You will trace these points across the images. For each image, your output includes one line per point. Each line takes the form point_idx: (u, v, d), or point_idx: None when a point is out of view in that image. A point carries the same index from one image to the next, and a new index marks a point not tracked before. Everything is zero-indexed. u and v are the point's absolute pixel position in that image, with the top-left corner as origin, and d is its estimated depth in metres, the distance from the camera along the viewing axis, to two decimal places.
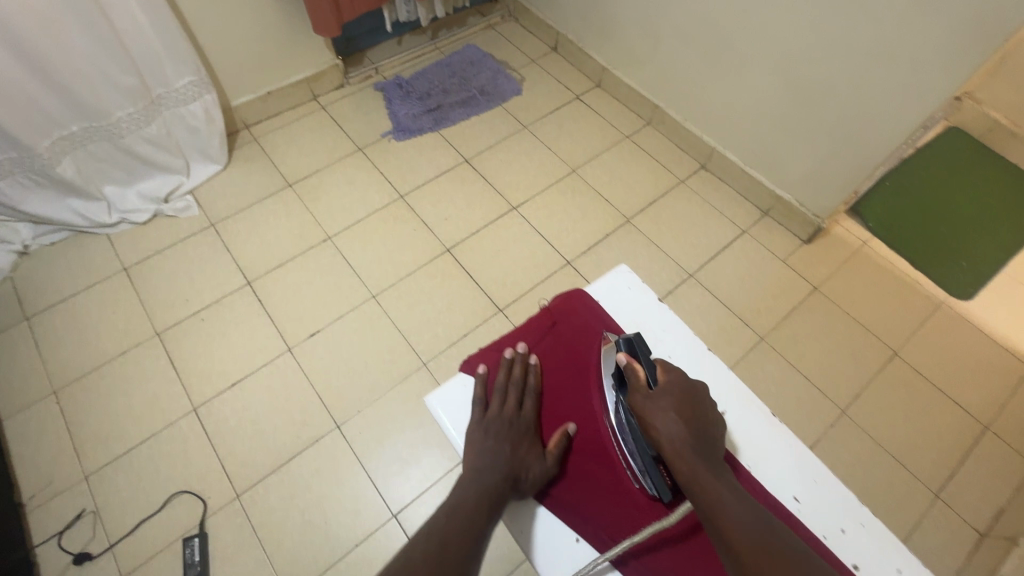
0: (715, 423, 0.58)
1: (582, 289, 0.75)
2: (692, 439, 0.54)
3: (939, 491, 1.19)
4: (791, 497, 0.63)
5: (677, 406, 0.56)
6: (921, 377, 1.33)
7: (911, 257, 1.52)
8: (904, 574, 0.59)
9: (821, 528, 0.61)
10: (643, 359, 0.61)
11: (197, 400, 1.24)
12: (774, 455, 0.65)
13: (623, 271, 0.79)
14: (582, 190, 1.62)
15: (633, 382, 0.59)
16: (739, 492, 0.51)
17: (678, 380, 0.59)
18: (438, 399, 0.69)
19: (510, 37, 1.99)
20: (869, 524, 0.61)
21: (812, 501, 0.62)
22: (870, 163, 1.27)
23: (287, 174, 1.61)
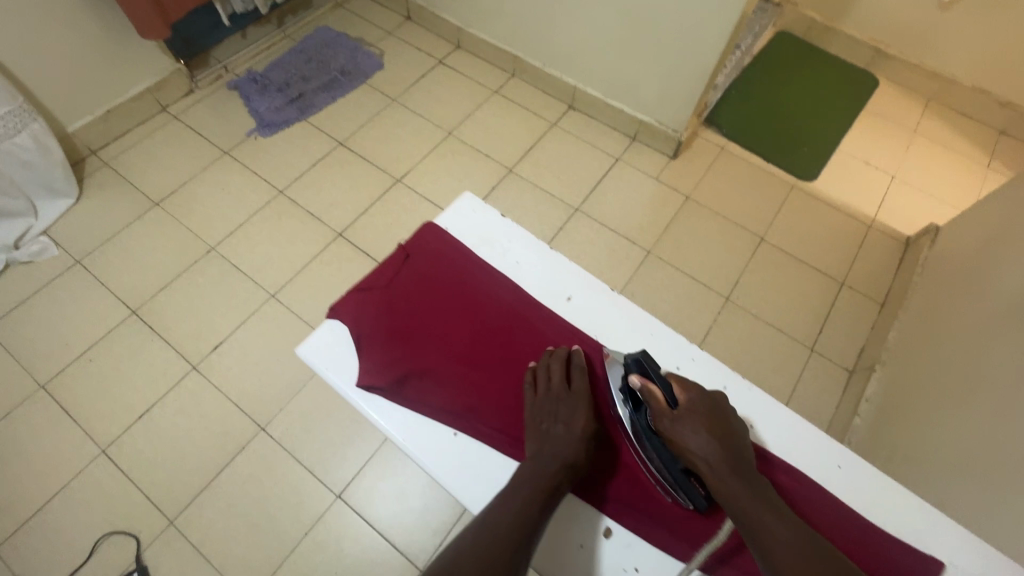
0: (738, 432, 0.62)
1: (429, 222, 0.71)
2: (724, 455, 0.58)
3: (813, 345, 1.37)
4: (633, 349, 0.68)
5: (706, 426, 0.60)
6: (785, 254, 1.50)
7: (764, 152, 1.68)
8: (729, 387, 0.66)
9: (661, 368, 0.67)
10: (658, 378, 0.62)
11: (104, 441, 1.19)
12: (616, 322, 0.69)
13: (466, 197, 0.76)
14: (461, 150, 1.65)
15: (656, 407, 0.61)
16: (778, 509, 0.55)
17: (699, 398, 0.62)
18: (310, 350, 0.62)
19: (361, 12, 1.94)
20: (699, 357, 0.69)
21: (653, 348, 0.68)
22: (705, 71, 1.39)
23: (153, 192, 1.52)
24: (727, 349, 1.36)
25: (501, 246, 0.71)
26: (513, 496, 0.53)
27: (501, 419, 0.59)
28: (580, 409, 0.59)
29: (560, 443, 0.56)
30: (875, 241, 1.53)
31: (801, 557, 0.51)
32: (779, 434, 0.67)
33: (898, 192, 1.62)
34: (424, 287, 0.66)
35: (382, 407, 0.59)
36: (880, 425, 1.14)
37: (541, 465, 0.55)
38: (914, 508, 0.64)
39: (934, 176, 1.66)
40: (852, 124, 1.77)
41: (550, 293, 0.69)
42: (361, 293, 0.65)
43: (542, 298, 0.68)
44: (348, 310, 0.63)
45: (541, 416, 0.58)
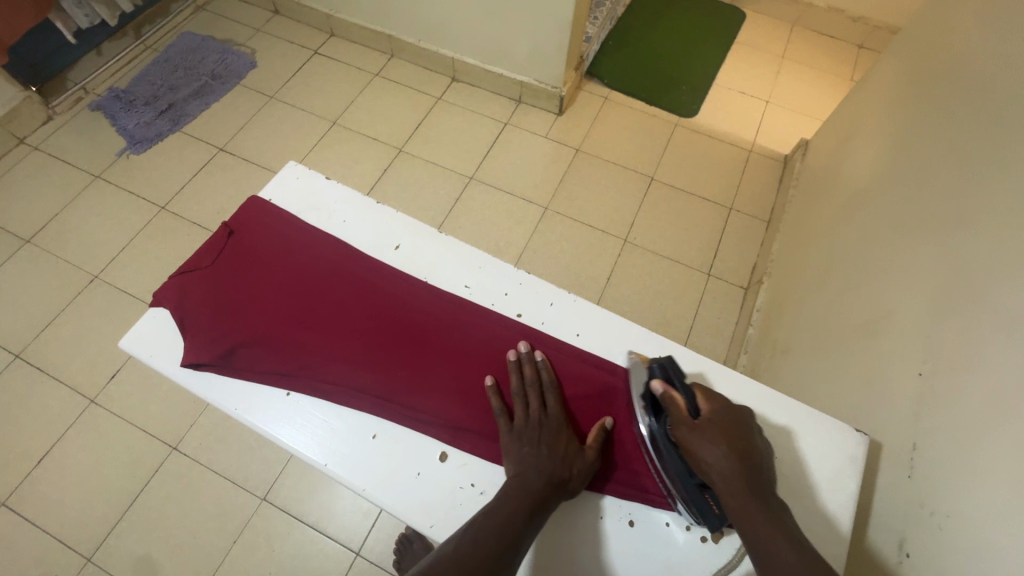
0: (761, 450, 0.56)
1: (253, 197, 0.70)
2: (743, 471, 0.53)
3: (710, 270, 1.43)
4: (463, 287, 0.67)
5: (725, 438, 0.54)
6: (675, 190, 1.56)
7: (645, 96, 1.73)
8: (555, 304, 0.68)
9: (487, 299, 0.67)
10: (680, 386, 0.59)
11: (3, 493, 1.13)
12: (445, 261, 0.68)
13: (294, 167, 0.75)
14: (348, 137, 1.62)
15: (676, 414, 0.57)
16: (795, 536, 0.48)
17: (724, 409, 0.57)
18: (138, 345, 0.60)
19: (225, 13, 1.86)
20: (527, 281, 0.69)
21: (481, 279, 0.68)
22: (565, 24, 1.41)
23: (21, 230, 1.43)
24: (629, 287, 1.41)
25: (326, 207, 0.70)
26: (499, 506, 0.50)
27: (331, 372, 0.59)
28: (559, 428, 0.57)
29: (541, 462, 0.54)
30: (757, 164, 1.60)
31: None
32: (617, 339, 0.67)
33: (773, 115, 1.71)
34: (248, 262, 0.65)
35: (210, 380, 0.59)
36: (768, 331, 1.21)
37: (526, 481, 0.52)
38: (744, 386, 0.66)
39: (804, 96, 1.75)
40: (724, 58, 1.84)
41: (377, 245, 0.69)
42: (183, 276, 0.64)
43: (367, 251, 0.68)
44: (169, 295, 0.62)
45: (522, 431, 0.56)
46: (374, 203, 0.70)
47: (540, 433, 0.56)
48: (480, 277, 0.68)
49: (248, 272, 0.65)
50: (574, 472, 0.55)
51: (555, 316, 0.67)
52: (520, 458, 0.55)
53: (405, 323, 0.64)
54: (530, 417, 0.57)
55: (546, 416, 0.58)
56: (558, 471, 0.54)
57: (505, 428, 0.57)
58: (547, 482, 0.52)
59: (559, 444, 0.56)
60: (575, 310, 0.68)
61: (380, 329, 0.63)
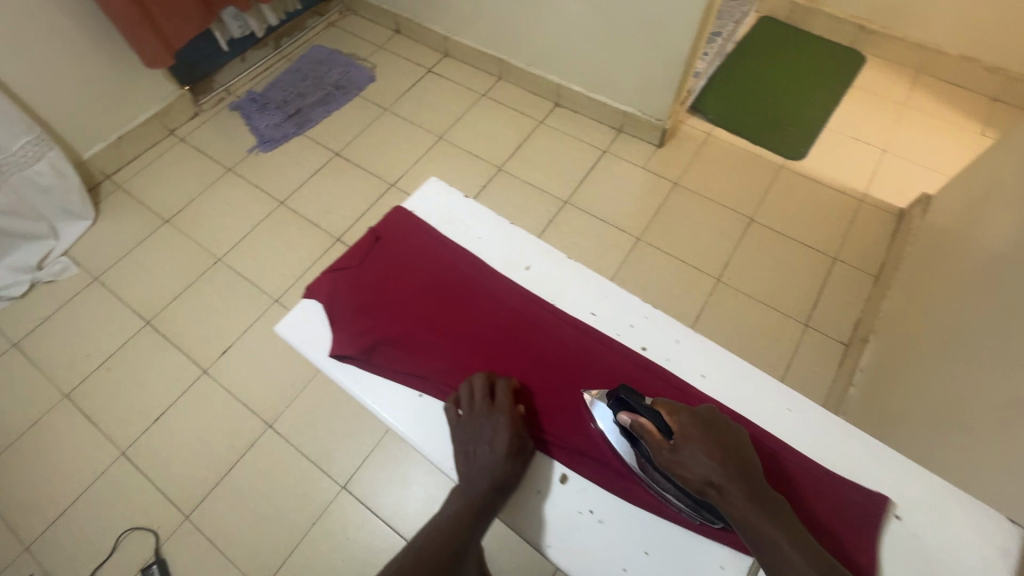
0: (741, 443, 0.58)
1: (396, 207, 0.76)
2: (732, 475, 0.54)
3: (808, 321, 1.37)
4: (589, 314, 0.69)
5: (705, 448, 0.55)
6: (776, 233, 1.51)
7: (750, 135, 1.70)
8: (682, 342, 0.68)
9: (612, 330, 0.68)
10: (644, 410, 0.59)
11: (123, 443, 1.25)
12: (573, 286, 0.71)
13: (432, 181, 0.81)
14: (451, 152, 1.70)
15: (651, 441, 0.57)
16: (791, 530, 0.52)
17: (691, 420, 0.58)
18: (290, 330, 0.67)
19: (353, 30, 2.03)
20: (653, 316, 0.70)
21: (606, 308, 0.70)
22: (679, 58, 1.43)
23: (162, 211, 1.61)
24: (719, 327, 1.37)
25: (463, 223, 0.76)
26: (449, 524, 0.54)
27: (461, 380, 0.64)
28: (499, 420, 0.59)
29: (489, 463, 0.57)
30: (868, 215, 1.52)
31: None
32: (741, 386, 0.66)
33: (889, 165, 1.62)
34: (392, 266, 0.71)
35: (355, 374, 0.65)
36: (873, 394, 1.14)
37: (473, 485, 0.57)
38: (873, 455, 0.62)
39: (925, 148, 1.65)
40: (838, 101, 1.77)
41: (509, 263, 0.73)
42: (335, 272, 0.71)
43: (500, 268, 0.72)
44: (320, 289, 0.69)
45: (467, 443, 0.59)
46: (509, 223, 0.74)
47: (482, 430, 0.59)
48: (606, 306, 0.70)
49: (391, 275, 0.71)
50: (507, 461, 0.58)
51: (678, 354, 0.67)
52: (476, 459, 0.58)
53: (527, 340, 0.67)
54: (473, 414, 0.60)
55: (490, 409, 0.60)
56: (504, 472, 0.57)
57: (451, 415, 0.61)
58: (491, 486, 0.56)
59: (497, 440, 0.58)
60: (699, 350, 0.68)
61: (506, 343, 0.67)
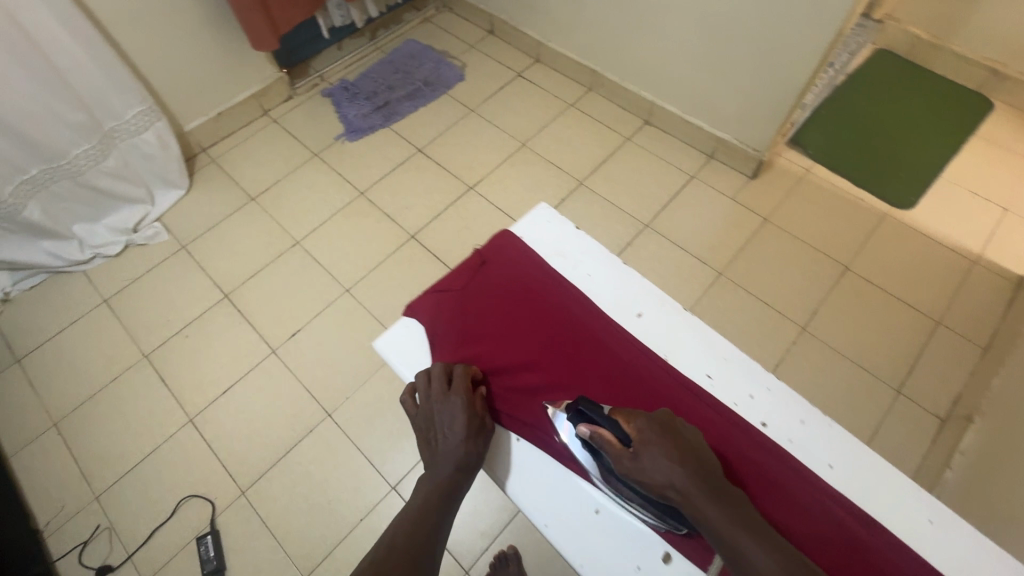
0: (702, 448, 0.57)
1: (504, 231, 0.78)
2: (694, 479, 0.53)
3: (901, 387, 1.26)
4: (704, 376, 0.67)
5: (663, 452, 0.54)
6: (872, 286, 1.39)
7: (853, 176, 1.58)
8: (806, 423, 0.64)
9: (728, 397, 0.65)
10: (602, 419, 0.58)
11: (192, 410, 1.30)
12: (688, 342, 0.69)
13: (543, 208, 0.82)
14: (533, 161, 1.67)
15: (610, 450, 0.56)
16: (761, 532, 0.49)
17: (648, 424, 0.57)
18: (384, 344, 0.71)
19: (447, 27, 2.03)
20: (775, 388, 0.66)
21: (723, 372, 0.67)
22: (791, 89, 1.34)
23: (249, 188, 1.66)
24: (800, 380, 1.28)
25: (574, 258, 0.76)
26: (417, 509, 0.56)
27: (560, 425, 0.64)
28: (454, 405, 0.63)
29: (449, 448, 0.60)
30: (981, 279, 1.39)
31: None
32: (872, 483, 0.60)
33: (1012, 227, 1.47)
34: (496, 293, 0.73)
35: None
36: (975, 484, 1.03)
37: (436, 471, 0.60)
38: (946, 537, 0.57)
39: None
40: (957, 150, 1.62)
41: (620, 308, 0.72)
42: (441, 292, 0.74)
43: (610, 312, 0.71)
44: (423, 308, 0.72)
45: (433, 435, 0.62)
46: (622, 265, 0.74)
47: (438, 417, 0.62)
48: (723, 369, 0.67)
49: (496, 302, 0.72)
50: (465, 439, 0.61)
51: (803, 436, 0.63)
52: (439, 444, 0.61)
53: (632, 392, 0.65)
54: (428, 403, 0.63)
55: (447, 395, 0.63)
56: (466, 454, 0.60)
57: (413, 409, 0.64)
58: (455, 468, 0.59)
59: (453, 424, 0.62)
60: (827, 435, 0.63)
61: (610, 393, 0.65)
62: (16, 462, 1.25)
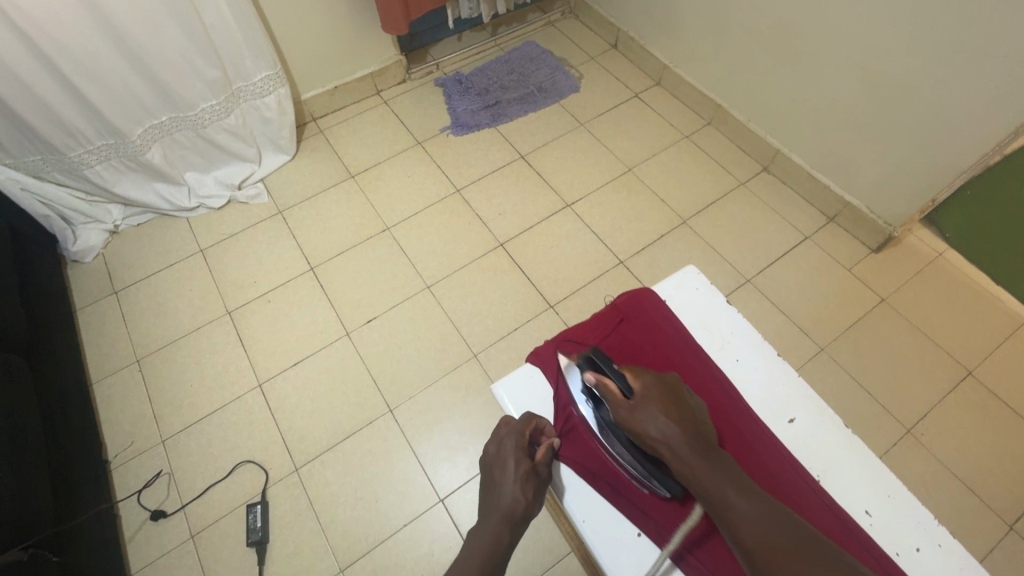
0: (697, 412, 0.61)
1: (648, 289, 0.76)
2: (686, 437, 0.57)
3: (1013, 522, 1.12)
4: (862, 511, 0.61)
5: (661, 407, 0.59)
6: (997, 399, 1.24)
7: (993, 271, 1.42)
8: None
9: (891, 545, 0.59)
10: (609, 372, 0.62)
11: (262, 376, 1.32)
12: (845, 465, 0.64)
13: (690, 272, 0.80)
14: (638, 189, 1.60)
15: (611, 400, 0.61)
16: (742, 485, 0.53)
17: (654, 383, 0.61)
18: (508, 392, 0.73)
19: (570, 34, 1.98)
20: (948, 545, 0.59)
21: (887, 512, 0.61)
22: (953, 167, 1.21)
23: (350, 166, 1.68)
24: None
25: (723, 339, 0.73)
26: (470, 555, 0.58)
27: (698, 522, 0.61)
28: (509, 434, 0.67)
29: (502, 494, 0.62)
30: None
31: (764, 528, 0.50)
32: None
33: None
34: (631, 356, 0.70)
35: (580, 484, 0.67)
36: None
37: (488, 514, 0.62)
38: None
39: None
40: None
41: (771, 410, 0.68)
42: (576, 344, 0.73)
43: (761, 413, 0.67)
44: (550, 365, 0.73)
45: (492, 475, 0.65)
46: (777, 358, 0.70)
47: (496, 460, 0.65)
48: (889, 510, 0.61)
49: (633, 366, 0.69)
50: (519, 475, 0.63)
51: None
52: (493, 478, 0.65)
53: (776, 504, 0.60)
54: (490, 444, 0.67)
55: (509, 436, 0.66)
56: (514, 499, 0.62)
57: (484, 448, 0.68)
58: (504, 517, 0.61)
59: (505, 465, 0.64)
60: None
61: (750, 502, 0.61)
62: (98, 389, 1.31)
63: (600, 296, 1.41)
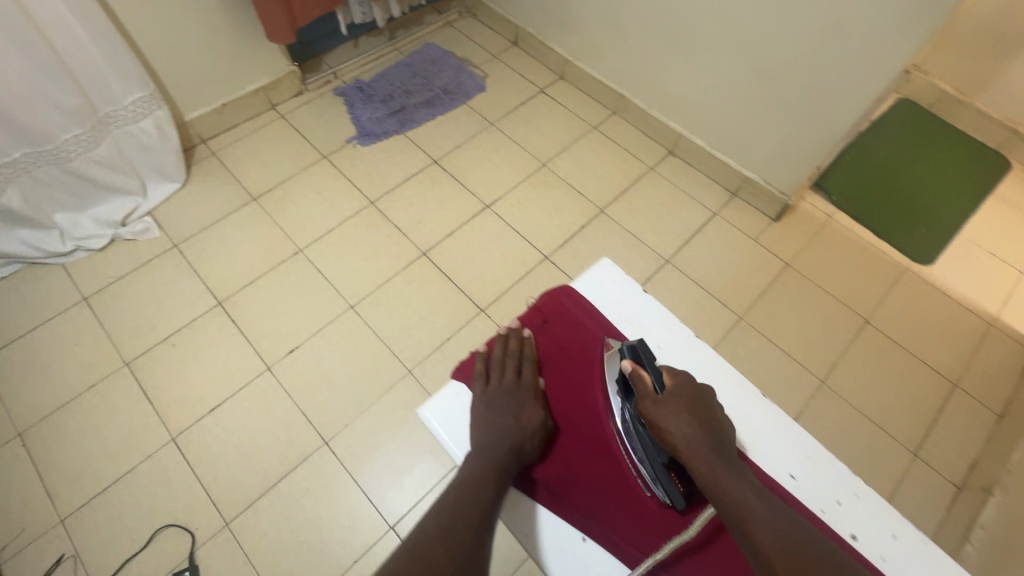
0: (724, 421, 0.60)
1: (567, 286, 0.77)
2: (706, 438, 0.56)
3: (917, 450, 1.24)
4: (787, 475, 0.64)
5: (688, 410, 0.58)
6: (892, 342, 1.37)
7: (875, 226, 1.57)
8: (899, 538, 0.61)
9: (815, 502, 0.63)
10: (648, 365, 0.62)
11: (175, 429, 1.20)
12: (767, 434, 0.67)
13: (606, 265, 0.80)
14: (553, 183, 1.61)
15: (642, 389, 0.61)
16: (764, 494, 0.52)
17: (686, 383, 0.61)
18: (432, 412, 0.70)
19: (469, 34, 1.96)
20: (864, 494, 0.63)
21: (809, 473, 0.64)
22: (831, 135, 1.31)
23: (251, 188, 1.56)
24: (818, 437, 1.24)
25: (641, 325, 0.74)
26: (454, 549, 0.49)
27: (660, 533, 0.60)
28: (529, 399, 0.67)
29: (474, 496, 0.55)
30: (997, 343, 1.38)
31: (782, 535, 0.48)
32: None
33: None
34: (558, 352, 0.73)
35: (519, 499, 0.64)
36: (999, 562, 1.00)
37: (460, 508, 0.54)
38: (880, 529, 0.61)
39: None
40: (975, 210, 1.63)
41: None
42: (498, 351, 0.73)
43: None
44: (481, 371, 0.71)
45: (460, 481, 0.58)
46: (694, 337, 0.73)
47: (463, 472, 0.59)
48: (809, 469, 0.65)
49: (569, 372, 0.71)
50: (532, 442, 0.63)
51: (898, 553, 0.60)
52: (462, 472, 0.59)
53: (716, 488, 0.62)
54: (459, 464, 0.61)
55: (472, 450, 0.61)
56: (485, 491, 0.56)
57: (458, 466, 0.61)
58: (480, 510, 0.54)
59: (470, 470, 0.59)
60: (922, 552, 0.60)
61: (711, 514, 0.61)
62: None
63: (529, 294, 1.41)
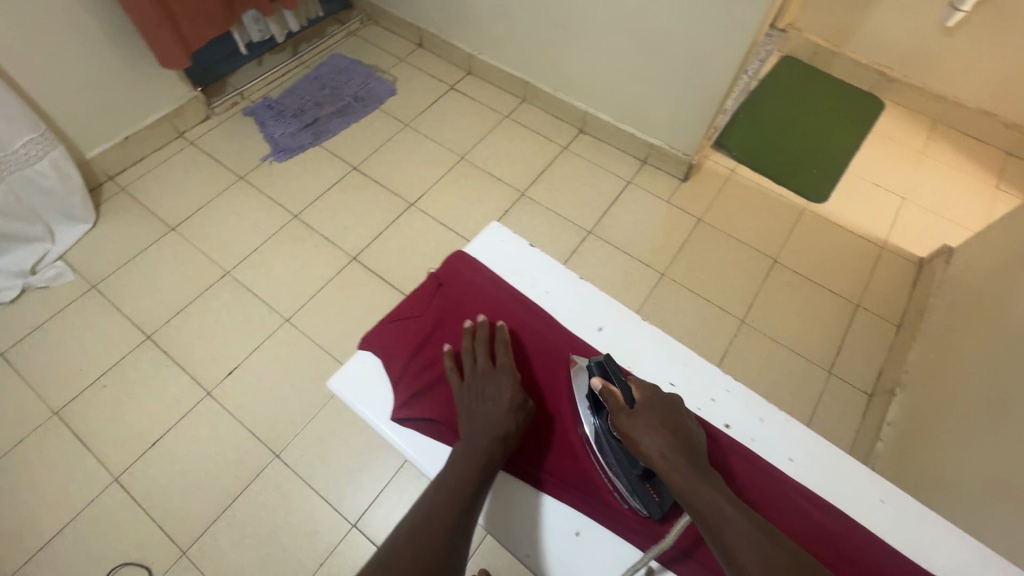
0: (692, 429, 0.61)
1: (460, 252, 0.82)
2: (680, 450, 0.56)
3: (832, 368, 1.36)
4: (668, 383, 0.72)
5: (662, 423, 0.58)
6: (798, 276, 1.50)
7: (773, 174, 1.70)
8: (765, 420, 0.70)
9: (694, 402, 0.70)
10: (617, 380, 0.63)
11: (117, 469, 1.17)
12: (647, 351, 0.74)
13: (496, 228, 0.86)
14: (473, 174, 1.66)
15: (613, 404, 0.61)
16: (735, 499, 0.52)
17: (656, 396, 0.61)
18: (341, 383, 0.73)
19: (374, 40, 1.99)
20: (734, 389, 0.72)
21: (688, 378, 0.72)
22: (715, 95, 1.42)
23: (168, 218, 1.53)
24: (745, 372, 1.34)
25: (530, 276, 0.81)
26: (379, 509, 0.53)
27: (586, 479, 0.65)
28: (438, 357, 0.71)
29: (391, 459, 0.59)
30: (889, 263, 1.53)
31: (755, 544, 0.48)
32: (830, 469, 0.66)
33: (909, 214, 1.64)
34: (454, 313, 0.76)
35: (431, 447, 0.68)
36: (904, 451, 1.12)
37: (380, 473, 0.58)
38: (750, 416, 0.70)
39: (941, 197, 1.68)
40: (858, 148, 1.79)
41: (582, 323, 0.77)
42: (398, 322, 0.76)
43: (574, 328, 0.76)
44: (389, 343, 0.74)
45: None
46: (577, 279, 0.80)
47: None
48: (686, 374, 0.73)
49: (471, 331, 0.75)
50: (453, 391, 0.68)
51: (765, 433, 0.69)
52: None
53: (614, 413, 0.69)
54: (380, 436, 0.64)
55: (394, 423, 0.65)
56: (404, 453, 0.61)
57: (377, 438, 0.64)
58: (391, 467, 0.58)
59: None
60: (782, 427, 0.69)
61: None
62: None
63: None
